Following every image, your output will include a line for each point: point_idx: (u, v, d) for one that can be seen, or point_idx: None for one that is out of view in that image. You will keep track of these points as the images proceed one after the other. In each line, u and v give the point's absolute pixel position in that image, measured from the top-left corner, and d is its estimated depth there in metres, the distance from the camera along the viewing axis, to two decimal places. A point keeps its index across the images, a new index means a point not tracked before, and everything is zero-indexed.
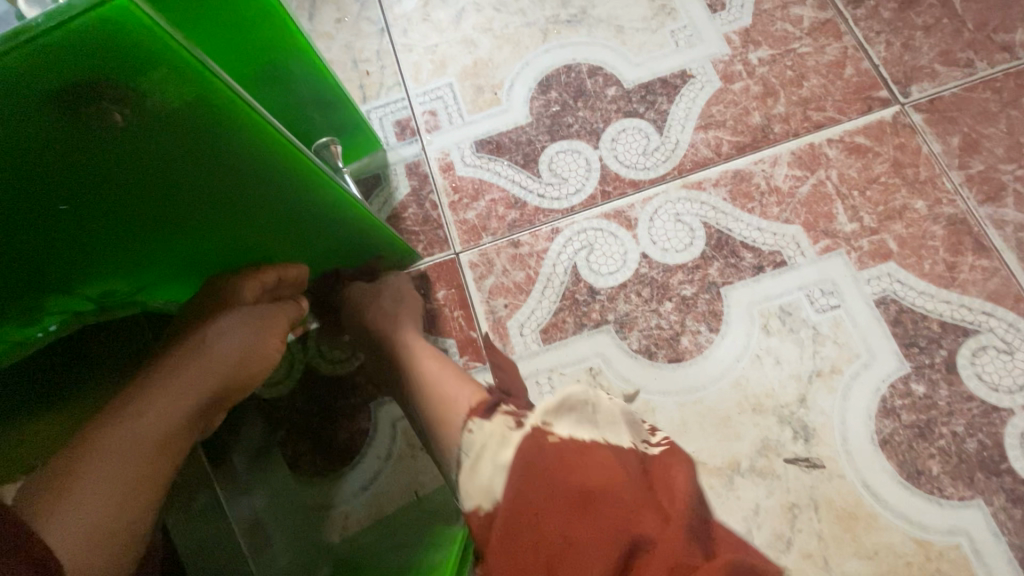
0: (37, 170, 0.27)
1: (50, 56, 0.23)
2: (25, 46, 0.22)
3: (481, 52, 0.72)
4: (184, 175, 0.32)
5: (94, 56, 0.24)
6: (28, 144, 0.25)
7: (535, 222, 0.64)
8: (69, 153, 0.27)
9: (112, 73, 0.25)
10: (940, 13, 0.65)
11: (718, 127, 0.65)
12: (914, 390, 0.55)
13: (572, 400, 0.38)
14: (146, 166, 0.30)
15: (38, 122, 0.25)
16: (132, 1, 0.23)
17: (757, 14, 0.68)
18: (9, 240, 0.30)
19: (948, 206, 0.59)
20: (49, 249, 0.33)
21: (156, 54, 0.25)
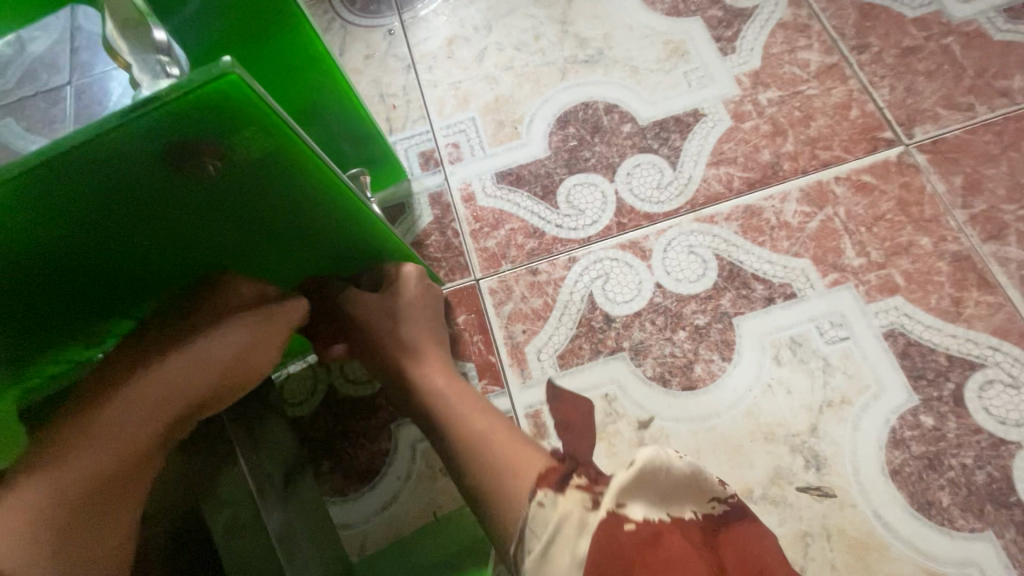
0: (125, 197, 0.31)
1: (169, 116, 0.28)
2: (156, 109, 0.27)
3: (503, 89, 0.76)
4: (245, 203, 0.36)
5: (205, 116, 0.29)
6: (125, 177, 0.30)
7: (553, 251, 0.67)
8: (156, 183, 0.31)
9: (215, 129, 0.30)
10: (941, 60, 0.69)
11: (729, 164, 0.68)
12: (923, 421, 0.56)
13: (643, 481, 0.39)
14: (197, 201, 0.34)
15: (139, 160, 0.29)
16: (244, 76, 0.28)
17: (766, 58, 0.72)
18: (86, 258, 0.34)
19: (952, 243, 0.61)
20: (119, 271, 0.36)
21: (255, 116, 0.30)
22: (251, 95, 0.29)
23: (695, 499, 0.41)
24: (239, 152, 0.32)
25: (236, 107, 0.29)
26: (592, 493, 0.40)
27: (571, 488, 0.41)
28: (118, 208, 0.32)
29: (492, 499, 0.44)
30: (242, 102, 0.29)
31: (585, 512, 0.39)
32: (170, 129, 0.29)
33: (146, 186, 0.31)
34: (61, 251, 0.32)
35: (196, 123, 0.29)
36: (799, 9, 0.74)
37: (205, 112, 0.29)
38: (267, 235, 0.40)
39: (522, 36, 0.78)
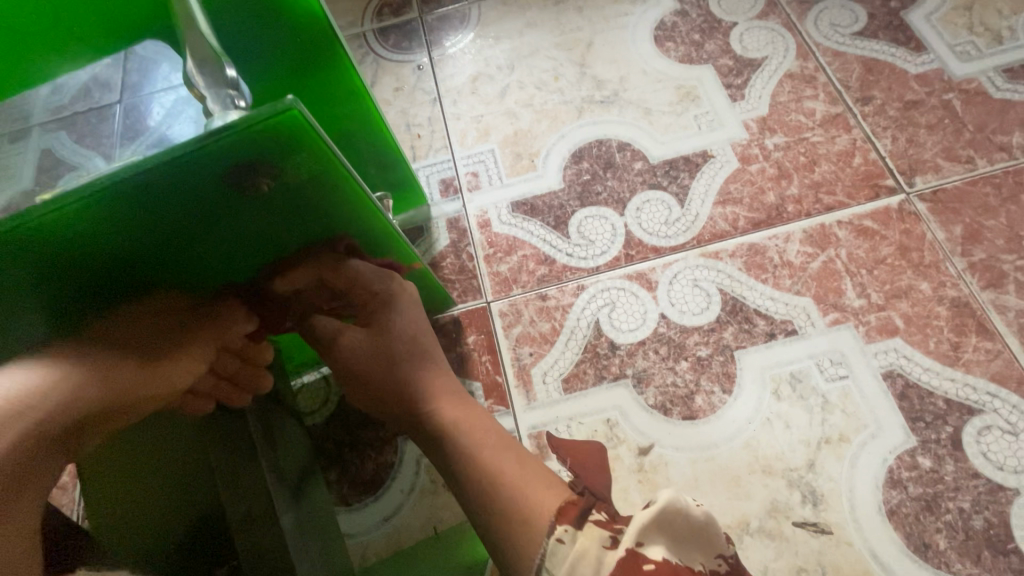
0: (168, 205, 0.34)
1: (229, 141, 0.31)
2: (219, 137, 0.31)
3: (522, 124, 0.81)
4: (281, 215, 0.39)
5: (260, 143, 0.32)
6: (173, 189, 0.33)
7: (563, 278, 0.70)
8: (196, 195, 0.34)
9: (268, 153, 0.33)
10: (942, 114, 0.72)
11: (735, 204, 0.71)
12: (921, 463, 0.57)
13: (665, 520, 0.36)
14: (235, 209, 0.37)
15: (192, 175, 0.33)
16: (301, 111, 0.31)
17: (774, 105, 0.76)
18: (126, 253, 0.37)
19: (952, 289, 0.63)
20: (152, 263, 0.39)
21: (306, 146, 0.34)
22: (310, 126, 0.33)
23: (705, 549, 0.37)
24: (291, 173, 0.36)
25: (296, 138, 0.33)
26: (613, 532, 0.37)
27: (589, 523, 0.38)
28: (165, 217, 0.35)
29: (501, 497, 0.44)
30: (300, 132, 0.33)
31: (601, 552, 0.36)
32: (229, 154, 0.32)
33: (141, 189, 0.32)
34: (107, 250, 0.36)
35: (256, 148, 0.33)
36: (806, 61, 0.78)
37: (267, 137, 0.32)
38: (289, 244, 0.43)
39: (542, 76, 0.83)
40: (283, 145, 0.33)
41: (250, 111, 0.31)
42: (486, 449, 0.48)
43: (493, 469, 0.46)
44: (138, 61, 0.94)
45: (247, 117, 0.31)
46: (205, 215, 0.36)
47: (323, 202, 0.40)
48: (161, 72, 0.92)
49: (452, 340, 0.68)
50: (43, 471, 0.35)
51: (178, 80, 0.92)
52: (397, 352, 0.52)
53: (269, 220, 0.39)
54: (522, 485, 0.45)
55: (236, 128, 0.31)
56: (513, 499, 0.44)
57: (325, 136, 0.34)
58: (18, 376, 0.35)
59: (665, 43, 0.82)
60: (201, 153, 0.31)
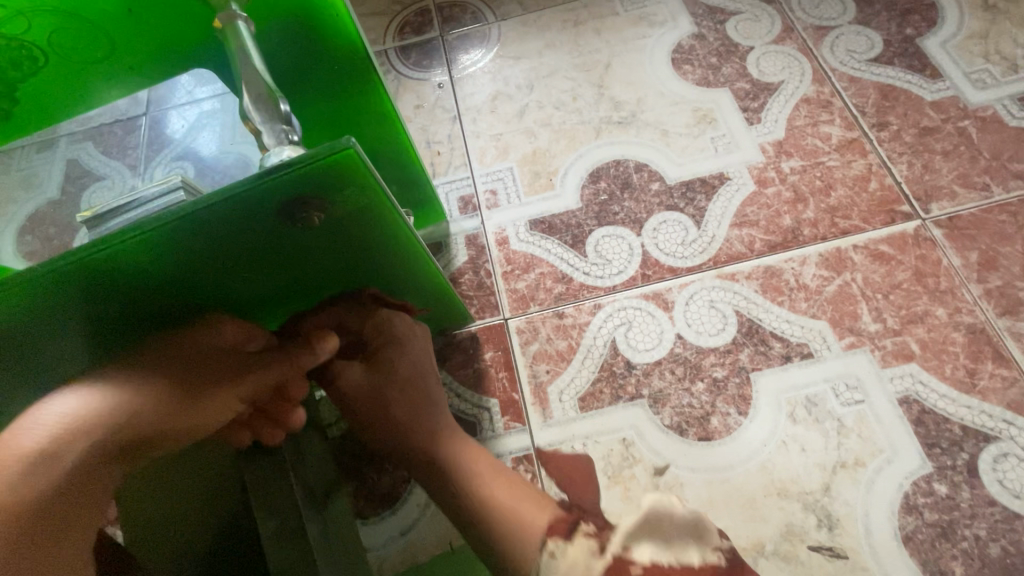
0: (222, 236, 0.35)
1: (286, 179, 0.33)
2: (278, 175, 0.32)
3: (541, 143, 0.82)
4: (325, 244, 0.41)
5: (314, 181, 0.34)
6: (229, 222, 0.34)
7: (580, 297, 0.71)
8: (249, 227, 0.36)
9: (321, 189, 0.35)
10: (958, 141, 0.72)
11: (752, 226, 0.71)
12: (936, 489, 0.57)
13: (649, 520, 0.45)
14: (284, 239, 0.38)
15: (248, 210, 0.34)
16: (356, 152, 0.33)
17: (790, 129, 0.77)
18: (178, 278, 0.38)
19: (968, 315, 0.64)
20: (200, 284, 0.40)
21: (357, 183, 0.35)
22: (361, 166, 0.34)
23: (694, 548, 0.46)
24: (340, 206, 0.37)
25: (348, 175, 0.34)
26: (599, 540, 0.44)
27: (579, 536, 0.45)
28: (217, 246, 0.36)
29: (507, 543, 0.46)
30: (352, 171, 0.34)
31: (591, 559, 0.43)
32: (285, 190, 0.33)
33: (199, 223, 0.34)
34: (161, 274, 0.37)
35: (310, 185, 0.34)
36: (822, 86, 0.79)
37: (321, 176, 0.33)
38: (329, 268, 0.44)
39: (561, 96, 0.85)
40: (335, 183, 0.34)
41: (306, 151, 0.32)
42: (486, 473, 0.50)
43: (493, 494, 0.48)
44: None
45: (303, 159, 0.32)
46: (256, 246, 0.38)
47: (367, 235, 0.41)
48: (184, 85, 0.95)
49: (469, 356, 0.69)
50: (90, 500, 0.35)
51: (201, 94, 0.94)
52: (403, 381, 0.53)
53: (314, 248, 0.41)
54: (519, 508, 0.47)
55: (292, 168, 0.32)
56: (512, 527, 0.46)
57: (376, 173, 0.36)
58: (70, 401, 0.35)
59: (682, 66, 0.84)
60: (258, 191, 0.33)
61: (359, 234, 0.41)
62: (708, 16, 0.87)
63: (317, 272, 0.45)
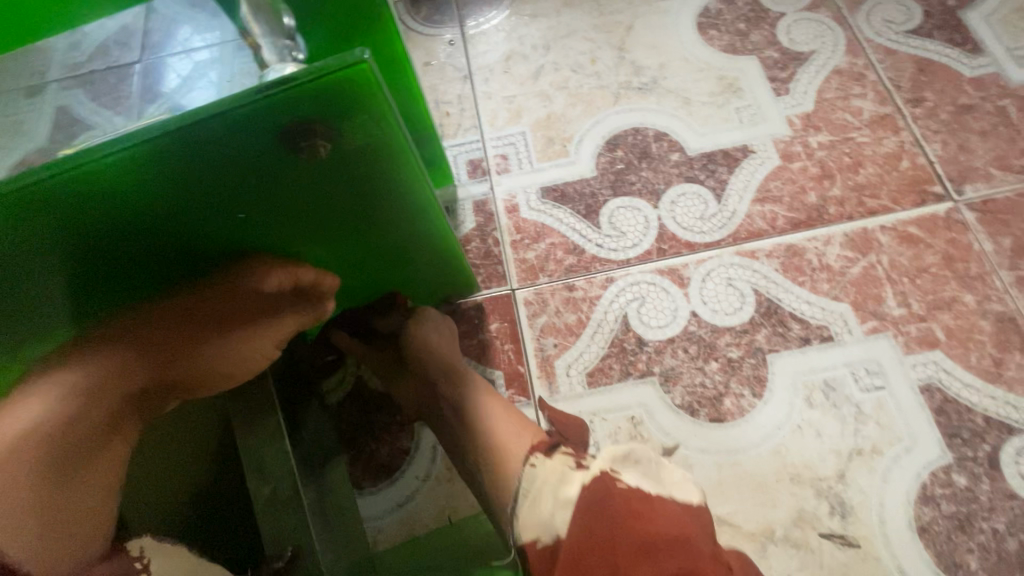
0: (223, 159, 0.32)
1: (294, 94, 0.29)
2: (285, 90, 0.29)
3: (556, 107, 0.78)
4: (335, 188, 0.38)
5: (325, 102, 0.30)
6: (234, 141, 0.31)
7: (592, 269, 0.68)
8: (257, 152, 0.32)
9: (331, 114, 0.31)
10: (996, 121, 0.69)
11: (775, 202, 0.68)
12: (956, 480, 0.55)
13: (637, 454, 0.44)
14: (292, 174, 0.35)
15: (256, 130, 0.31)
16: (371, 69, 0.30)
17: (820, 102, 0.73)
18: (172, 211, 0.34)
19: (997, 303, 0.61)
20: (195, 226, 0.36)
21: (371, 109, 0.32)
22: (376, 88, 0.31)
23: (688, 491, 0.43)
24: (350, 138, 0.33)
25: (360, 97, 0.31)
26: (577, 458, 0.45)
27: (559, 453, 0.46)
28: (219, 172, 0.33)
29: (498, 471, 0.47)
30: (366, 91, 0.31)
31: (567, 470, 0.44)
32: (292, 110, 0.30)
33: (201, 140, 0.30)
34: (157, 203, 0.33)
35: (316, 105, 0.30)
36: (855, 57, 0.75)
37: (329, 96, 0.30)
38: (338, 220, 0.41)
39: (579, 58, 0.80)
40: (343, 108, 0.31)
41: (306, 65, 0.29)
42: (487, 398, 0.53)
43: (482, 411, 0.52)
44: (159, 18, 0.91)
45: (308, 70, 0.29)
46: (252, 184, 0.35)
47: (378, 177, 0.38)
48: (180, 34, 0.89)
49: (474, 326, 0.66)
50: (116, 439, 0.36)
51: (197, 43, 0.88)
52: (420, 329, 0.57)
53: (321, 191, 0.37)
54: (506, 418, 0.51)
55: (291, 83, 0.29)
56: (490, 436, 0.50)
57: (390, 98, 0.32)
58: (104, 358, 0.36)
59: (708, 31, 0.79)
60: (255, 109, 0.29)
61: (371, 178, 0.38)
62: None
63: (325, 223, 0.41)
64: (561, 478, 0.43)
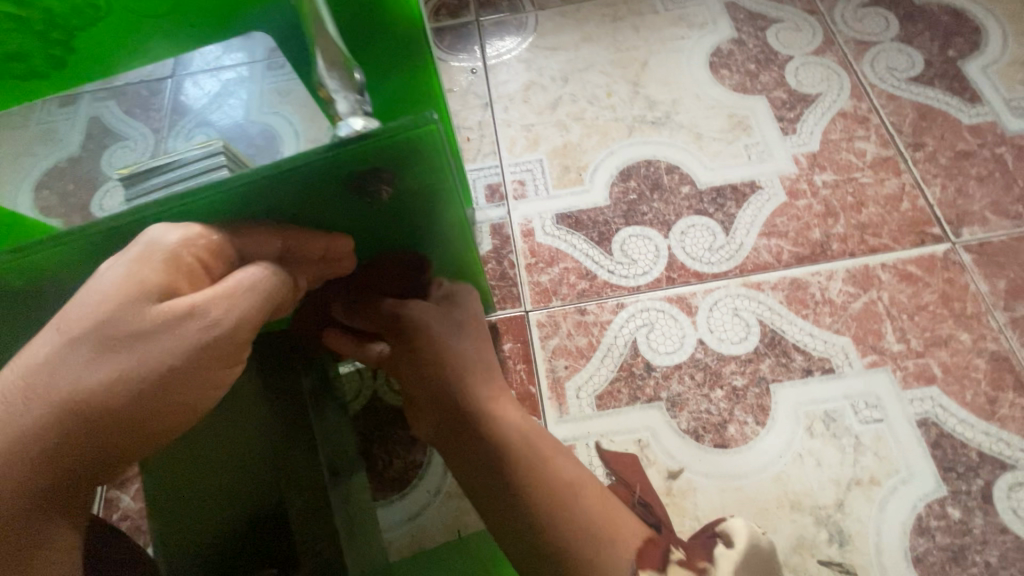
0: (294, 187, 0.36)
1: (370, 145, 0.33)
2: (363, 143, 0.33)
3: (572, 137, 0.81)
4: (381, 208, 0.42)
5: (394, 151, 0.34)
6: (309, 176, 0.35)
7: (603, 295, 0.70)
8: (324, 182, 0.36)
9: (396, 158, 0.35)
10: (993, 168, 0.72)
11: (780, 237, 0.71)
12: (950, 513, 0.57)
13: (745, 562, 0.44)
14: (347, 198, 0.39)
15: (331, 169, 0.34)
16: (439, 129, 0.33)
17: (825, 142, 0.76)
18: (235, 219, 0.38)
19: (992, 342, 0.63)
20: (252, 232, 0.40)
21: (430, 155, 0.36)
22: (438, 142, 0.35)
23: None
24: (407, 175, 0.38)
25: (423, 148, 0.35)
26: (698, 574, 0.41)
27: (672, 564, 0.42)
28: (288, 194, 0.36)
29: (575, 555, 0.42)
30: (430, 144, 0.35)
31: None
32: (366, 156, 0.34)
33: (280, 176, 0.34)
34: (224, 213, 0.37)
35: (386, 152, 0.34)
36: (860, 101, 0.78)
37: (398, 147, 0.34)
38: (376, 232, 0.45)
39: (596, 91, 0.84)
40: (405, 154, 0.35)
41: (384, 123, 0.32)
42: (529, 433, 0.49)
43: (538, 474, 0.46)
44: None
45: (382, 130, 0.33)
46: (310, 203, 0.39)
47: (420, 200, 0.42)
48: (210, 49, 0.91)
49: None
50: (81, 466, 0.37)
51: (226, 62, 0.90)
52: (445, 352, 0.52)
53: (367, 211, 0.41)
54: (572, 484, 0.46)
55: (370, 139, 0.33)
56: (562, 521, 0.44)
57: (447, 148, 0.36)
58: None
59: (719, 70, 0.83)
60: (334, 154, 0.33)
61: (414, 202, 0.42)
62: (749, 22, 0.86)
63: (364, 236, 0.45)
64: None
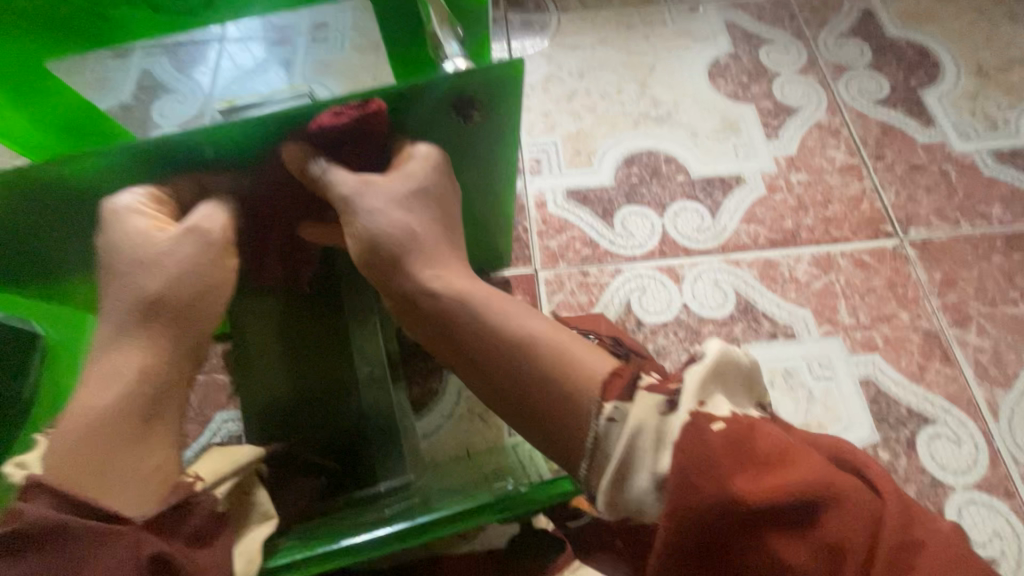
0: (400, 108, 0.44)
1: (473, 77, 0.42)
2: (468, 77, 0.42)
3: (584, 125, 0.92)
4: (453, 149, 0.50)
5: (488, 89, 0.44)
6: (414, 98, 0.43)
7: (604, 261, 0.81)
8: (424, 107, 0.45)
9: (487, 97, 0.45)
10: (939, 180, 0.85)
11: (758, 223, 0.82)
12: (881, 455, 0.68)
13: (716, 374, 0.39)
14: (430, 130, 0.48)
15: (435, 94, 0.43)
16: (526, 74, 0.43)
17: (801, 148, 0.88)
18: None
19: (926, 321, 0.75)
20: None
21: (512, 100, 0.45)
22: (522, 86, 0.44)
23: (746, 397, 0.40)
24: (492, 117, 0.47)
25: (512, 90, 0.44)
26: (668, 396, 0.38)
27: (641, 390, 0.39)
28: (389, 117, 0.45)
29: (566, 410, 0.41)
30: (515, 89, 0.44)
31: (659, 417, 0.37)
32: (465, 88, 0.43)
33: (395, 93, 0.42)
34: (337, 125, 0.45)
35: (485, 88, 0.43)
36: (834, 116, 0.91)
37: (492, 84, 0.43)
38: None
39: (608, 88, 0.95)
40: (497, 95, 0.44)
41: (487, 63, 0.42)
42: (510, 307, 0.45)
43: (514, 359, 0.43)
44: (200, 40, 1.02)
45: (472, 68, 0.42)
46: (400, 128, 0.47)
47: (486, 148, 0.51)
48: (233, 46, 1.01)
49: None
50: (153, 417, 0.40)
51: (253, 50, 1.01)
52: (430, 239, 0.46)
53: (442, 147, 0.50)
54: (557, 370, 0.42)
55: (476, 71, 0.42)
56: (554, 417, 0.41)
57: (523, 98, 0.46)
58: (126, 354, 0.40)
59: (716, 79, 0.95)
60: (445, 83, 0.42)
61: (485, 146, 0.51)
62: (744, 41, 0.98)
63: None
64: (657, 439, 0.37)
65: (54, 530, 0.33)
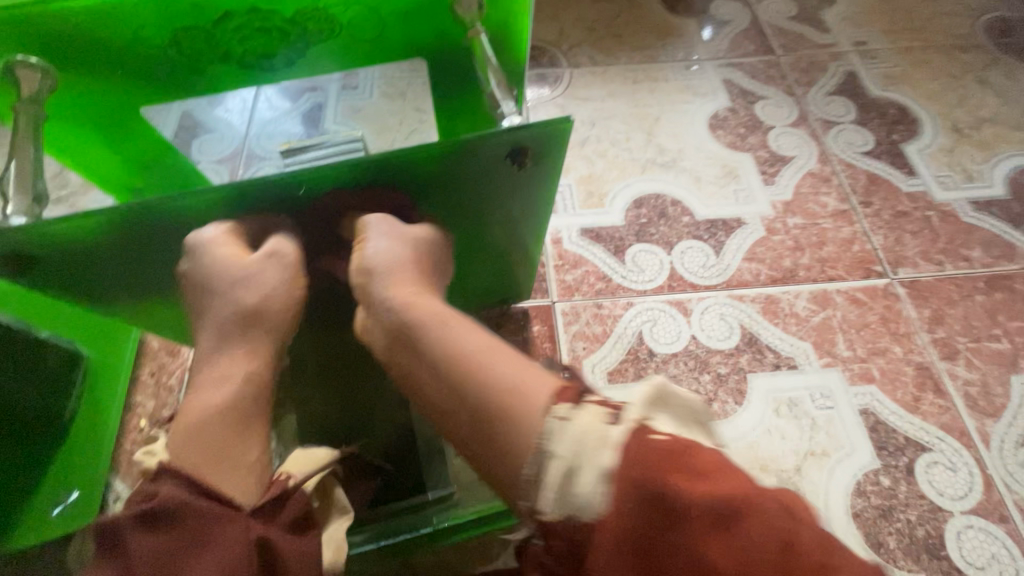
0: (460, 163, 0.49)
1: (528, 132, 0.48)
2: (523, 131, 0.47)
3: (596, 169, 0.99)
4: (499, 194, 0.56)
5: (539, 140, 0.49)
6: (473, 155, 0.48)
7: (617, 294, 0.86)
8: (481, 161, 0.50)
9: (538, 148, 0.50)
10: (923, 225, 0.92)
11: (759, 262, 0.89)
12: (882, 480, 0.72)
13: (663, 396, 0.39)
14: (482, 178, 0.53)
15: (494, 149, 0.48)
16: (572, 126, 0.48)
17: (796, 194, 0.96)
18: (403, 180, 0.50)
19: (918, 355, 0.81)
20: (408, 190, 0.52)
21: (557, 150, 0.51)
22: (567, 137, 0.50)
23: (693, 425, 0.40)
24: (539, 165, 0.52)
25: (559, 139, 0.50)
26: (613, 408, 0.37)
27: (590, 403, 0.37)
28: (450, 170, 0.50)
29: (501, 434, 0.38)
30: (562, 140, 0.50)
31: (606, 427, 0.35)
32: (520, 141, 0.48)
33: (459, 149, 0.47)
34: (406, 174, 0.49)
35: (537, 139, 0.49)
36: (824, 165, 0.99)
37: (543, 138, 0.49)
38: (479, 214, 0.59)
39: (617, 136, 1.03)
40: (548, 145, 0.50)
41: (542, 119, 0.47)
42: (456, 322, 0.45)
43: (434, 371, 0.42)
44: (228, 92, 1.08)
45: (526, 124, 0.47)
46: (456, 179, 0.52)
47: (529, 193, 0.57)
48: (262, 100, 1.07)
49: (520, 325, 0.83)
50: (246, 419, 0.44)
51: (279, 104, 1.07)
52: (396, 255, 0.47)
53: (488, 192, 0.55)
54: (501, 398, 0.39)
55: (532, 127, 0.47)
56: (497, 448, 0.38)
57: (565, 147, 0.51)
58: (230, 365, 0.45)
59: (716, 130, 1.03)
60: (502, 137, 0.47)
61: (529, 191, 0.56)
62: (741, 97, 1.07)
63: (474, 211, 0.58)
64: (600, 443, 0.35)
65: (177, 512, 0.36)
